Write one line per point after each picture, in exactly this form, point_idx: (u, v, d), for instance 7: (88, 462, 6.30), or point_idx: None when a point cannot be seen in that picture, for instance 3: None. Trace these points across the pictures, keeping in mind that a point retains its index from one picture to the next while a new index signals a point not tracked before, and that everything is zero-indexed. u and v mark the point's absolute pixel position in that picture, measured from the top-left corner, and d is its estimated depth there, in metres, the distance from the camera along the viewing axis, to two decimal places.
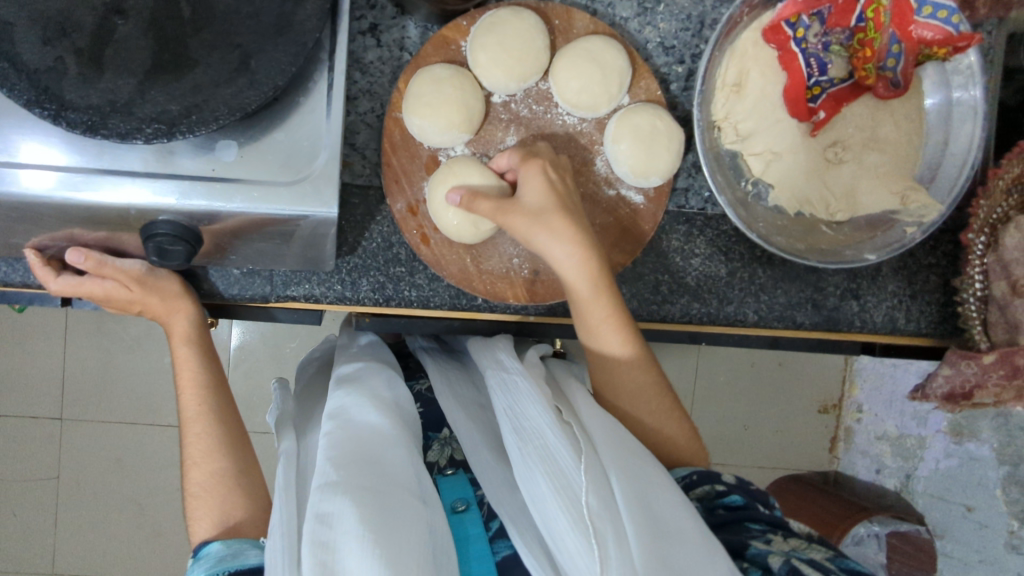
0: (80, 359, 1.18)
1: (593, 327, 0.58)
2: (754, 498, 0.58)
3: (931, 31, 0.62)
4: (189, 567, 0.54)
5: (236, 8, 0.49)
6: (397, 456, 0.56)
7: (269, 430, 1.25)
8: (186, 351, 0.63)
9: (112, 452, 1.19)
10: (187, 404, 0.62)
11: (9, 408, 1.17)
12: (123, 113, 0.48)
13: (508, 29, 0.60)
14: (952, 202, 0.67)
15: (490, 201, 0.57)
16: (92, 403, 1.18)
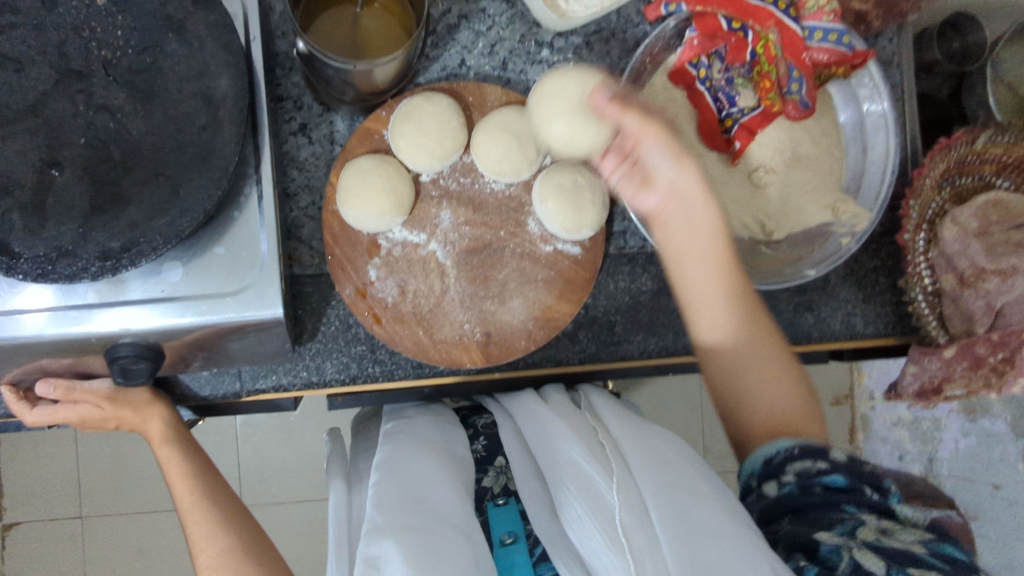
0: (97, 457, 1.24)
1: (694, 304, 0.60)
2: (862, 478, 0.51)
3: (825, 54, 0.66)
4: None
5: (161, 143, 0.54)
6: (441, 495, 0.57)
7: (286, 498, 1.30)
8: (168, 450, 0.66)
9: (137, 541, 1.25)
10: (182, 498, 0.65)
11: (37, 512, 1.24)
12: (69, 256, 0.52)
13: (424, 114, 0.64)
14: (880, 209, 0.69)
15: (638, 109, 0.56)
16: (113, 497, 1.25)
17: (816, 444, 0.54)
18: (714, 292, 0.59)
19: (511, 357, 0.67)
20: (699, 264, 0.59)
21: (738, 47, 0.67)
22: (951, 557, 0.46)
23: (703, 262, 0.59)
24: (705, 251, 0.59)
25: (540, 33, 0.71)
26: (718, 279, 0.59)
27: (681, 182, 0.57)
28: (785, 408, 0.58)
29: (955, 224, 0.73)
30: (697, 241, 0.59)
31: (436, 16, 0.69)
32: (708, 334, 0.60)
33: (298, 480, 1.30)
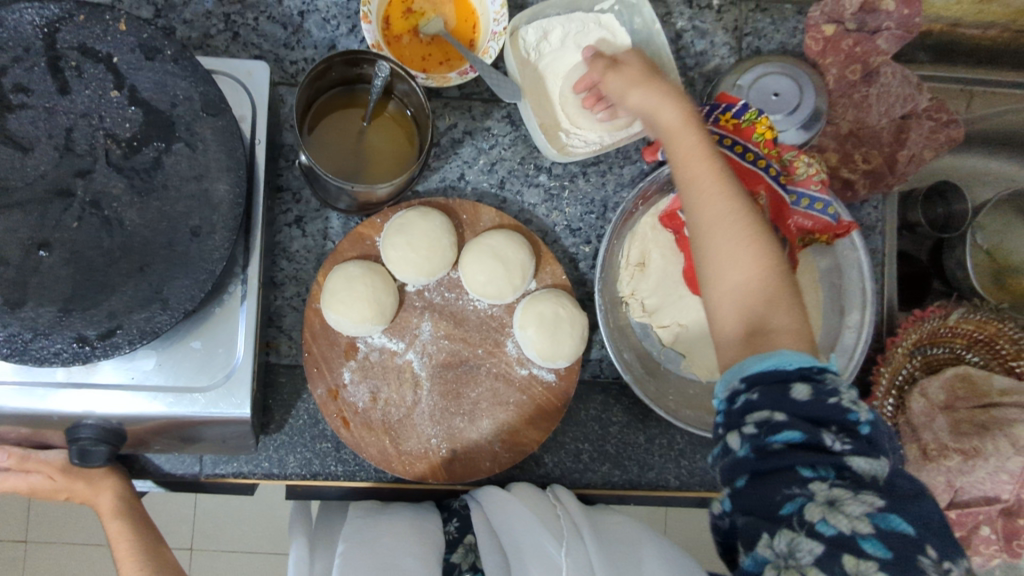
0: None
1: (707, 229, 0.55)
2: (820, 426, 0.45)
3: (810, 221, 0.69)
4: None
5: (152, 238, 0.55)
6: (409, 565, 0.61)
7: (235, 549, 1.29)
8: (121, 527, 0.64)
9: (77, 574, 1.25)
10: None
11: None
12: (42, 340, 0.52)
13: (417, 229, 0.65)
14: (851, 374, 0.70)
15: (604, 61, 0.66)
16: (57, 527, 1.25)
17: (775, 371, 0.47)
18: (720, 206, 0.55)
19: (474, 477, 0.66)
20: (716, 230, 0.54)
21: None
22: (897, 538, 0.42)
23: (726, 225, 0.54)
24: (708, 173, 0.56)
25: (540, 158, 0.74)
26: (721, 189, 0.55)
27: (677, 124, 0.60)
28: (786, 346, 0.50)
29: (923, 395, 0.74)
30: (696, 169, 0.57)
31: (442, 131, 0.72)
32: (708, 256, 0.55)
33: (249, 530, 1.30)
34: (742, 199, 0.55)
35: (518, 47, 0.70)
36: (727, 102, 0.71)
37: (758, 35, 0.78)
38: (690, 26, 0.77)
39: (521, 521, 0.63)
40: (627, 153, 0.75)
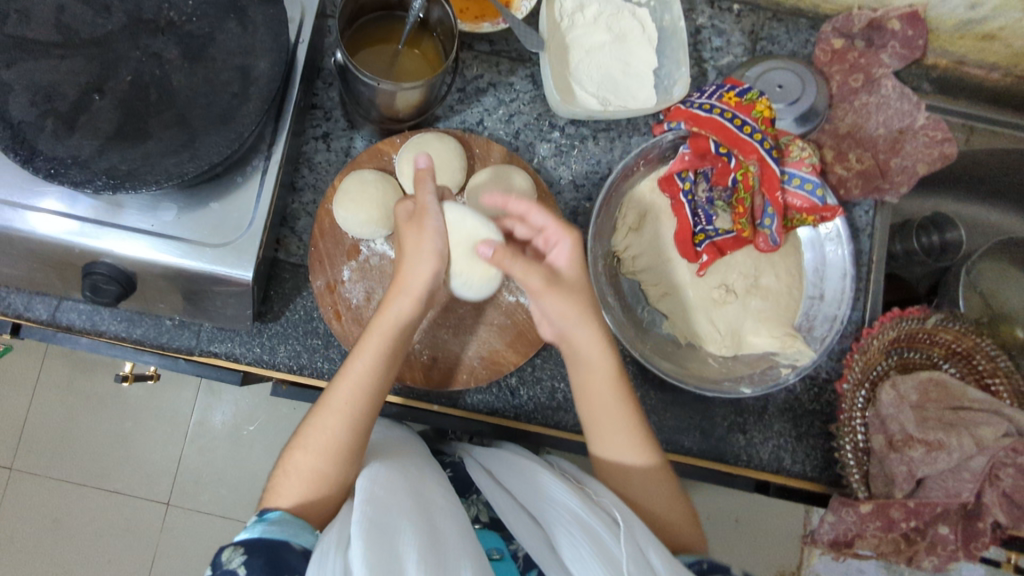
0: (43, 413, 1.29)
1: (619, 471, 0.65)
2: None
3: (799, 200, 0.73)
4: (252, 521, 0.58)
5: (195, 98, 0.61)
6: (435, 503, 0.59)
7: (210, 511, 1.29)
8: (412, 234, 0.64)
9: (53, 509, 1.28)
10: (363, 354, 0.62)
11: None
12: (81, 166, 0.58)
13: (432, 149, 0.71)
14: (824, 351, 0.73)
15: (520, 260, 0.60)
16: (45, 457, 1.28)
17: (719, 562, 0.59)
18: (624, 456, 0.64)
19: (450, 385, 0.71)
20: (619, 474, 0.65)
21: (722, 172, 0.74)
22: None
23: (635, 471, 0.64)
24: (622, 418, 0.64)
25: (554, 117, 0.80)
26: (625, 417, 0.64)
27: (603, 373, 0.63)
28: (692, 543, 0.63)
29: (894, 388, 0.76)
30: (621, 434, 0.64)
31: (468, 78, 0.79)
32: (631, 477, 0.64)
33: (228, 492, 1.30)
34: (637, 419, 0.65)
35: (554, 9, 0.76)
36: (733, 84, 0.75)
37: (772, 40, 0.83)
38: (710, 23, 0.83)
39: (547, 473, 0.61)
40: (637, 125, 0.81)
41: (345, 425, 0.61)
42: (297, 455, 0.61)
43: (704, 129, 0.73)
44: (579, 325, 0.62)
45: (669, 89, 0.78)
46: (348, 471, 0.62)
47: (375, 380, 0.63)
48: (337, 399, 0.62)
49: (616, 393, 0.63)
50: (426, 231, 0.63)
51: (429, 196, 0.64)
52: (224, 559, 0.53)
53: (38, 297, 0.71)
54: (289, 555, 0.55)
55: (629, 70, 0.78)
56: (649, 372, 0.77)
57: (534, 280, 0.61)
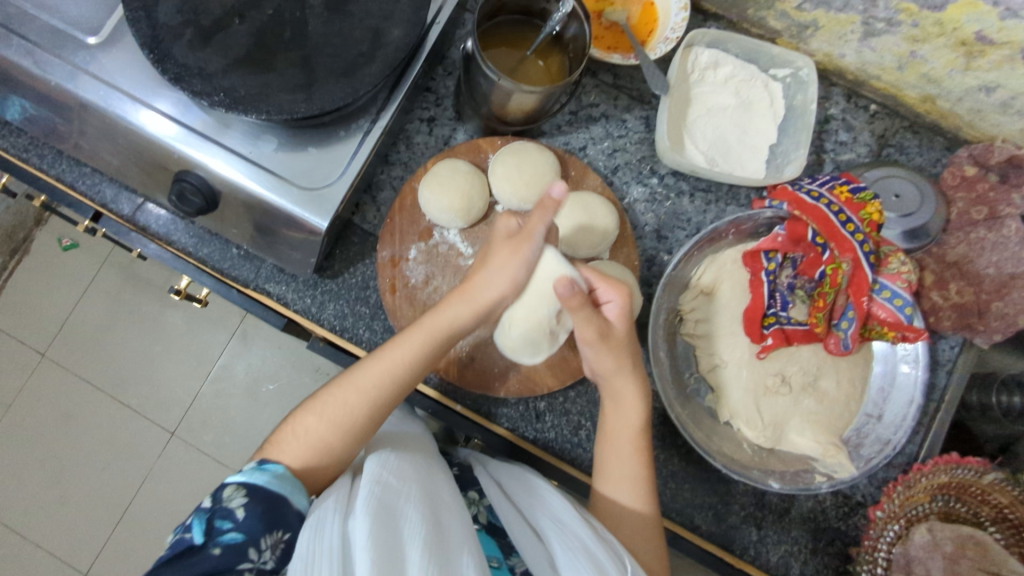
0: (87, 313, 1.32)
1: (615, 526, 0.64)
2: None
3: (884, 312, 0.70)
4: (249, 468, 0.57)
5: (325, 46, 0.63)
6: (444, 496, 0.58)
7: (209, 452, 1.31)
8: (505, 251, 0.63)
9: (66, 406, 1.30)
10: (403, 346, 0.61)
11: (13, 330, 1.31)
12: (204, 79, 0.60)
13: (529, 158, 0.71)
14: (865, 472, 0.70)
15: (592, 329, 0.62)
16: (75, 355, 1.32)
17: None
18: (628, 509, 0.64)
19: (479, 388, 0.70)
20: (618, 525, 0.64)
21: (812, 262, 0.71)
22: None
23: (634, 527, 0.63)
24: (636, 472, 0.64)
25: (657, 163, 0.79)
26: (634, 456, 0.65)
27: (632, 428, 0.65)
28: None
29: (929, 530, 0.70)
30: (626, 473, 0.64)
31: (584, 104, 0.79)
32: (622, 520, 0.64)
33: (230, 441, 1.33)
34: (644, 463, 0.65)
35: (688, 59, 0.77)
36: (848, 179, 0.73)
37: (900, 149, 0.81)
38: (840, 116, 0.81)
39: (557, 504, 0.60)
40: (737, 195, 0.80)
41: (365, 406, 0.60)
42: (308, 419, 0.60)
43: (805, 215, 0.70)
44: (624, 378, 0.65)
45: (781, 168, 0.77)
46: (350, 450, 0.60)
47: (408, 374, 0.62)
48: (366, 379, 0.61)
49: (636, 450, 0.65)
50: (516, 253, 0.62)
51: (542, 224, 0.61)
52: (225, 496, 0.54)
53: (126, 193, 0.75)
54: (287, 511, 0.55)
55: (745, 138, 0.77)
56: (679, 439, 0.74)
57: (587, 334, 0.63)
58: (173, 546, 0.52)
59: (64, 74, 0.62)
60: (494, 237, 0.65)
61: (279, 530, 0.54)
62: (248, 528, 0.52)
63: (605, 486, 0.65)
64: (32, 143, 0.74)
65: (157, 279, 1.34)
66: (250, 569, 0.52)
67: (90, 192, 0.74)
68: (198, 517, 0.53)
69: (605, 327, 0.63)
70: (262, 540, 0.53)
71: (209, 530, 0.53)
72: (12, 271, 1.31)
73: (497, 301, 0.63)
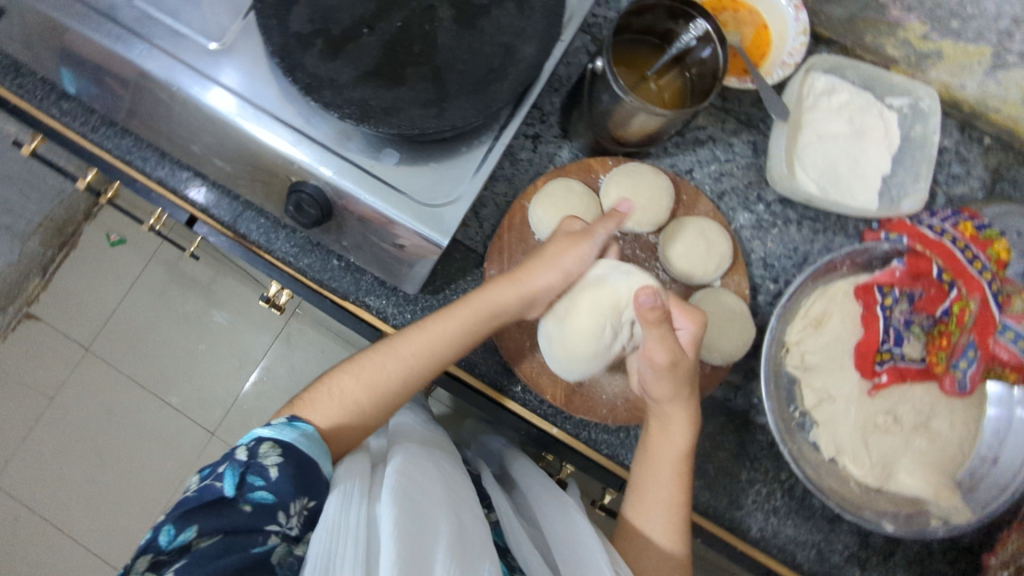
0: (133, 308, 1.31)
1: (634, 553, 0.63)
2: None
3: (1007, 353, 0.67)
4: (281, 422, 0.56)
5: (453, 61, 0.62)
6: (469, 504, 0.58)
7: None
8: (563, 245, 0.64)
9: (109, 401, 1.28)
10: (447, 320, 0.62)
11: (58, 322, 1.30)
12: (334, 90, 0.59)
13: (645, 179, 0.70)
14: (983, 517, 0.67)
15: (666, 355, 0.61)
16: (120, 349, 1.30)
17: None
18: (657, 538, 0.63)
19: (587, 415, 0.68)
20: (640, 557, 0.63)
21: (932, 299, 0.70)
22: None
23: (657, 558, 0.63)
24: (669, 500, 0.63)
25: (764, 190, 0.77)
26: (674, 481, 0.64)
27: (676, 452, 0.64)
28: None
29: None
30: (659, 503, 0.63)
31: (692, 126, 0.77)
32: (650, 553, 0.63)
33: None
34: (684, 488, 0.64)
35: (806, 84, 0.75)
36: (970, 215, 0.71)
37: (1015, 185, 0.78)
38: (953, 149, 0.79)
39: (579, 531, 0.59)
40: (845, 226, 0.77)
41: (400, 375, 0.61)
42: (342, 379, 0.61)
43: (929, 250, 0.69)
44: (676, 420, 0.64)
45: (896, 200, 0.75)
46: (378, 416, 0.61)
47: (447, 351, 0.62)
48: (406, 347, 0.62)
49: (676, 474, 0.64)
50: (574, 249, 0.64)
51: (605, 232, 0.65)
52: (260, 452, 0.52)
53: (228, 199, 0.73)
54: (315, 476, 0.53)
55: (856, 167, 0.75)
56: (783, 474, 0.72)
57: (657, 357, 0.61)
58: (200, 492, 0.50)
59: (189, 78, 0.61)
60: (555, 233, 0.66)
61: (308, 497, 0.52)
62: (279, 489, 0.50)
63: (627, 515, 0.65)
64: (136, 145, 0.72)
65: (202, 278, 1.33)
66: (277, 533, 0.50)
67: (192, 197, 0.72)
68: (231, 469, 0.50)
69: (678, 351, 0.61)
70: (292, 504, 0.50)
71: (240, 483, 0.50)
72: (59, 264, 1.31)
73: (544, 290, 0.64)
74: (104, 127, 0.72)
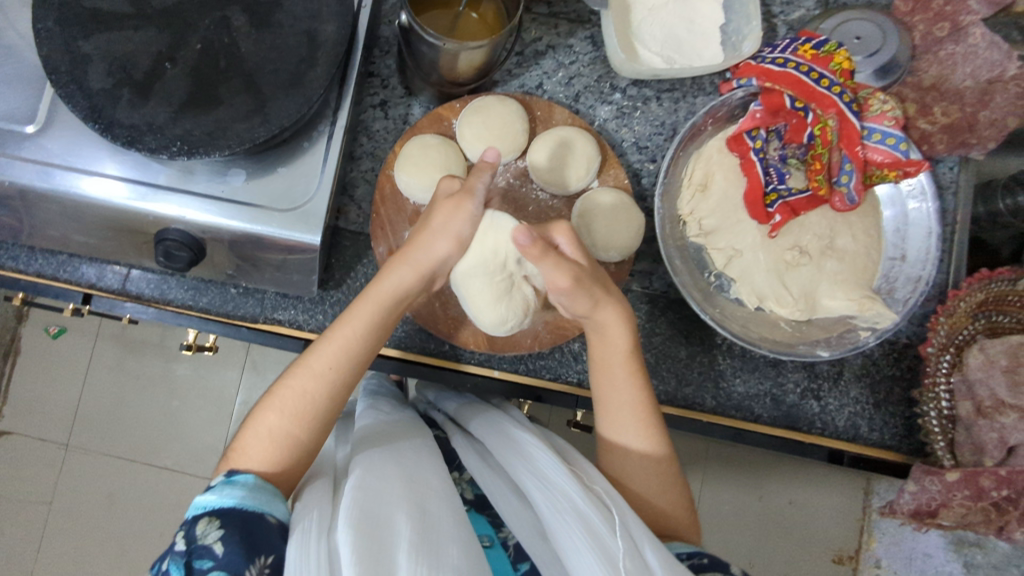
0: (95, 391, 1.30)
1: (621, 467, 0.65)
2: None
3: (881, 155, 0.70)
4: (218, 486, 0.56)
5: (262, 65, 0.61)
6: (431, 486, 0.59)
7: None
8: (447, 209, 0.63)
9: (105, 487, 1.29)
10: (353, 321, 0.61)
11: (28, 430, 1.29)
12: (156, 133, 0.59)
13: (493, 111, 0.70)
14: (905, 314, 0.70)
15: (568, 278, 0.61)
16: (99, 435, 1.29)
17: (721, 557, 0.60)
18: (636, 446, 0.65)
19: (513, 350, 0.71)
20: (631, 472, 0.65)
21: (797, 128, 0.71)
22: None
23: (643, 466, 0.65)
24: (633, 403, 0.64)
25: (616, 78, 0.77)
26: (630, 382, 0.64)
27: (619, 354, 0.64)
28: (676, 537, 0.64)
29: (981, 351, 0.70)
30: (626, 415, 0.65)
31: (527, 41, 0.77)
32: (633, 462, 0.65)
33: None
34: (642, 384, 0.65)
35: None
36: (808, 36, 0.72)
37: None
38: None
39: (547, 466, 0.59)
40: (702, 84, 0.78)
41: (325, 390, 0.61)
42: (269, 417, 0.60)
43: (778, 84, 0.70)
44: (614, 326, 0.64)
45: (738, 45, 0.75)
46: (317, 437, 0.61)
47: (362, 350, 0.62)
48: (320, 361, 0.61)
49: (629, 374, 0.64)
50: (458, 210, 0.62)
51: (481, 182, 0.63)
52: (198, 533, 0.51)
53: (109, 267, 0.73)
54: (263, 532, 0.53)
55: (693, 27, 0.75)
56: (717, 338, 0.74)
57: (561, 281, 0.61)
58: None
59: (17, 170, 0.61)
60: (435, 197, 0.65)
61: (262, 554, 0.51)
62: (228, 562, 0.50)
63: (600, 431, 0.67)
64: (2, 247, 0.72)
65: (153, 338, 1.31)
66: None
67: (75, 278, 0.73)
68: (175, 562, 0.51)
69: (577, 269, 0.61)
70: (244, 569, 0.50)
71: (190, 572, 0.51)
72: (11, 373, 1.29)
73: (440, 258, 0.63)
74: None
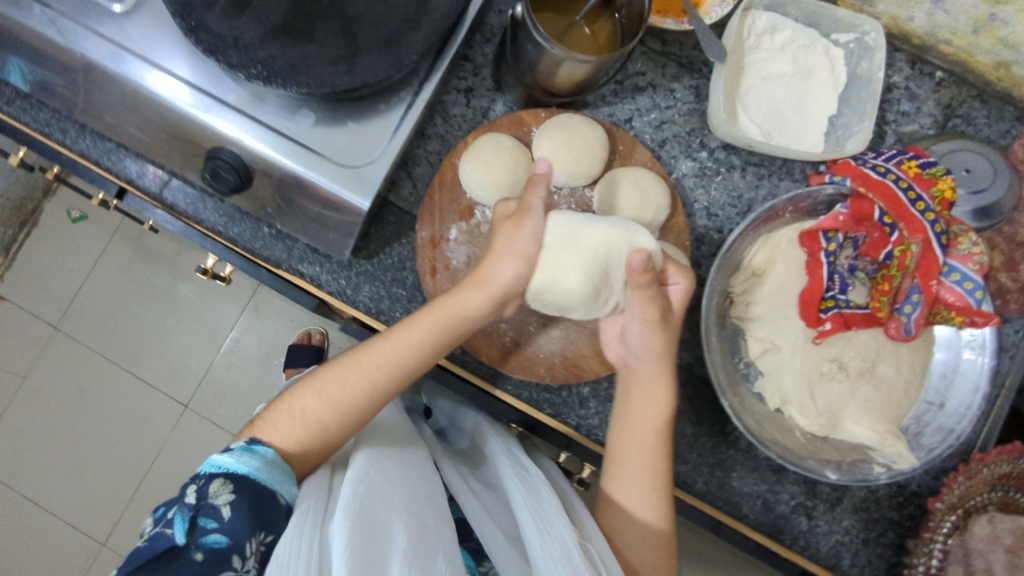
0: (98, 282, 1.29)
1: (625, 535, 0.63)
2: None
3: (953, 296, 0.66)
4: (237, 448, 0.54)
5: (364, 14, 0.59)
6: (436, 503, 0.57)
7: (223, 427, 1.29)
8: (508, 229, 0.62)
9: (78, 379, 1.28)
10: (412, 326, 0.59)
11: (22, 301, 1.28)
12: (240, 49, 0.56)
13: (577, 131, 0.67)
14: (926, 461, 0.67)
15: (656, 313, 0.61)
16: (90, 327, 1.28)
17: None
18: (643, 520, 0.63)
19: (521, 375, 0.67)
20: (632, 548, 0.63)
21: (875, 243, 0.68)
22: None
23: (646, 542, 0.63)
24: (649, 468, 0.62)
25: (707, 136, 0.74)
26: (656, 449, 0.62)
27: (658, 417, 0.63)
28: None
29: (990, 522, 0.67)
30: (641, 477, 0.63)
31: (630, 72, 0.74)
32: (633, 528, 0.63)
33: (244, 414, 1.30)
34: (666, 456, 0.63)
35: (745, 24, 0.71)
36: (915, 153, 0.69)
37: (968, 120, 0.76)
38: (903, 84, 0.76)
39: (549, 505, 0.58)
40: (791, 169, 0.75)
41: (366, 387, 0.58)
42: (306, 397, 0.58)
43: (871, 192, 0.67)
44: (658, 392, 0.63)
45: (841, 141, 0.73)
46: (347, 432, 0.58)
47: (414, 359, 0.59)
48: (368, 356, 0.59)
49: (658, 440, 0.63)
50: (521, 230, 0.62)
51: (537, 199, 0.62)
52: (210, 492, 0.50)
53: (152, 168, 0.71)
54: (271, 505, 0.52)
55: (802, 108, 0.72)
56: (728, 427, 0.72)
57: (649, 314, 0.61)
58: (153, 542, 0.49)
59: (91, 44, 0.58)
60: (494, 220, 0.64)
61: (264, 531, 0.51)
62: (233, 530, 0.49)
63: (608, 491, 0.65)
64: (54, 116, 0.70)
65: (168, 250, 1.30)
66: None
67: (114, 168, 0.71)
68: (180, 514, 0.49)
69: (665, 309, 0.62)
70: (247, 544, 0.50)
71: (192, 528, 0.49)
72: (24, 242, 1.28)
73: (508, 283, 0.61)
74: (21, 100, 0.70)
